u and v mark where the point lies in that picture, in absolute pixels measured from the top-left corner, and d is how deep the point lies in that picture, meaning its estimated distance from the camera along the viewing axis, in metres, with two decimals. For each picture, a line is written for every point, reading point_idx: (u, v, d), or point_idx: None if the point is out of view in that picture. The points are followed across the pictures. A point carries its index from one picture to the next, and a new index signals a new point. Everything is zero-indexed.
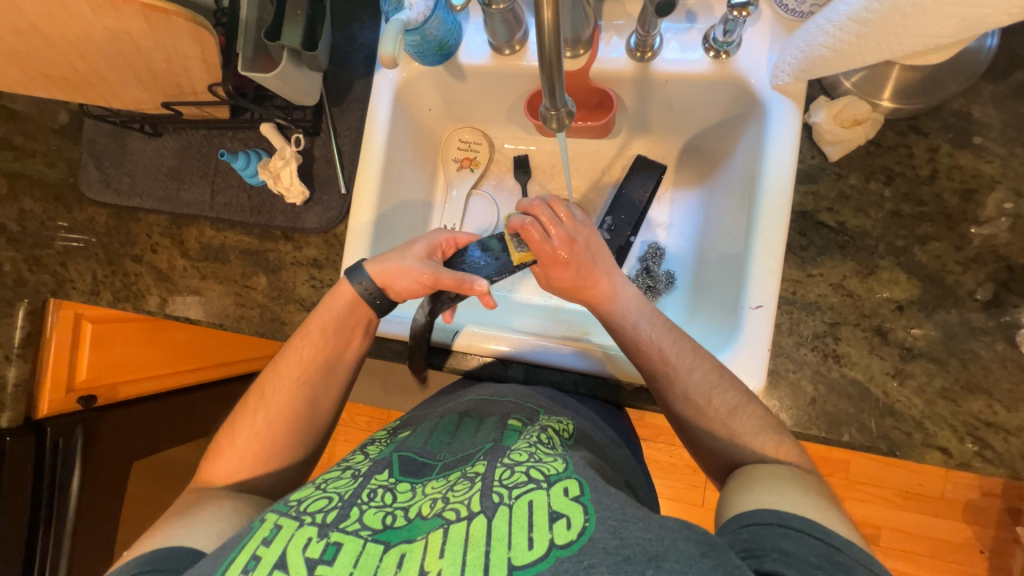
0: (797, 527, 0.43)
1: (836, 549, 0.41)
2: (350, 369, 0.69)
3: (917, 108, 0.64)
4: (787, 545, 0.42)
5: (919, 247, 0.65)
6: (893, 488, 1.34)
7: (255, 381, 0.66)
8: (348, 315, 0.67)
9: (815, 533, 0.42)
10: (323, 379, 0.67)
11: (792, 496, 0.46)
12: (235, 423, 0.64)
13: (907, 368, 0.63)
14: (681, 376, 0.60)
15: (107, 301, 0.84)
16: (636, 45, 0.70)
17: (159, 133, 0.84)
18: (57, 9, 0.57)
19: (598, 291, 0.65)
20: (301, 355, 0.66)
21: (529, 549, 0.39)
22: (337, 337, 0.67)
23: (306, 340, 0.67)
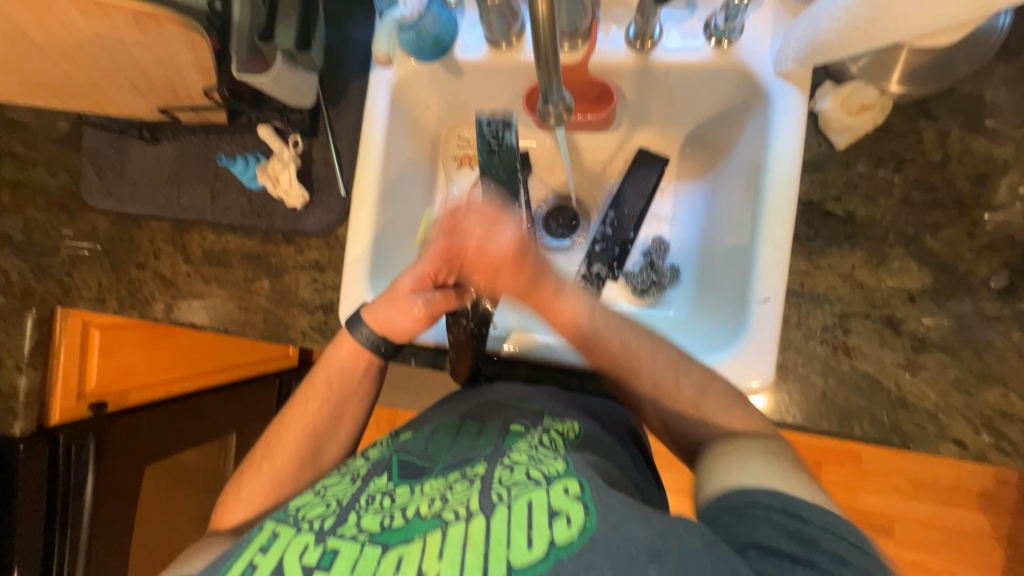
0: (763, 502, 0.44)
1: (802, 519, 0.42)
2: (359, 414, 0.70)
3: (927, 92, 0.62)
4: (757, 527, 0.42)
5: (931, 235, 0.63)
6: (905, 478, 1.33)
7: (265, 430, 0.67)
8: (356, 356, 0.68)
9: (779, 507, 0.43)
10: (329, 428, 0.68)
11: (760, 474, 0.47)
12: (243, 474, 0.65)
13: (920, 359, 0.62)
14: (647, 363, 0.60)
15: (113, 309, 0.85)
16: (634, 35, 0.69)
17: (158, 139, 0.84)
18: (48, 17, 0.57)
19: (546, 290, 0.62)
20: (308, 410, 0.67)
21: (528, 550, 0.39)
22: (348, 387, 0.68)
23: (314, 390, 0.68)
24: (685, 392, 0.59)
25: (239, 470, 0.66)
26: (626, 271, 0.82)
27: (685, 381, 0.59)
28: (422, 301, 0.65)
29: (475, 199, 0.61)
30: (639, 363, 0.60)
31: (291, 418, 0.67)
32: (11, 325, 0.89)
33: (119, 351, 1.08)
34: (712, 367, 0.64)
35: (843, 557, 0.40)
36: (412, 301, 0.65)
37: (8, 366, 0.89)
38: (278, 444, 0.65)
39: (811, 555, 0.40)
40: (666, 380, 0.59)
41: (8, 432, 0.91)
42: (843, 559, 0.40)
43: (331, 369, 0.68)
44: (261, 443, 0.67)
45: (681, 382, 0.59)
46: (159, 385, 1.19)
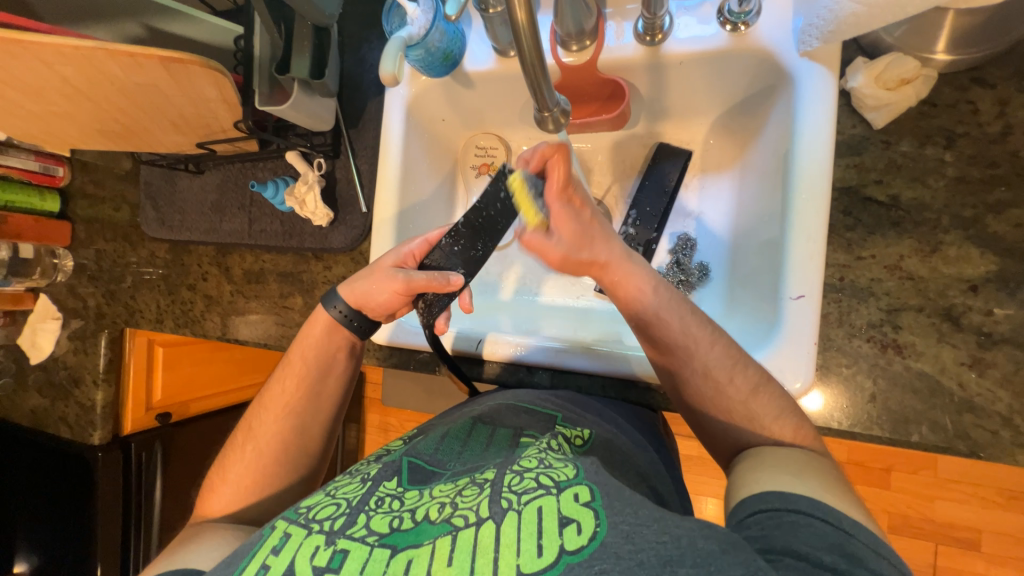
0: (805, 511, 0.41)
1: (847, 535, 0.40)
2: (338, 393, 0.71)
3: (979, 56, 0.56)
4: (796, 534, 0.40)
5: (994, 216, 0.56)
6: (992, 486, 1.18)
7: (245, 415, 0.69)
8: (329, 330, 0.69)
9: (824, 518, 0.41)
10: (305, 409, 0.68)
11: (810, 484, 0.44)
12: (228, 457, 0.66)
13: (987, 357, 0.55)
14: (702, 350, 0.57)
15: (170, 328, 0.93)
16: (643, 29, 0.66)
17: (202, 170, 0.90)
18: (94, 73, 0.63)
19: (612, 253, 0.60)
20: (282, 392, 0.68)
21: (538, 557, 0.38)
22: (320, 367, 0.69)
23: (291, 370, 0.69)
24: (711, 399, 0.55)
25: (225, 454, 0.68)
26: None
27: (715, 390, 0.55)
28: (402, 276, 0.64)
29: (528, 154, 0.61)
30: None
31: (271, 398, 0.69)
32: (88, 344, 0.99)
33: (179, 366, 1.17)
34: None
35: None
36: (390, 279, 0.65)
37: (88, 381, 1.00)
38: (261, 424, 0.67)
39: (853, 571, 0.37)
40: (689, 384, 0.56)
41: (90, 440, 1.02)
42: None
43: (304, 348, 0.70)
44: (240, 427, 0.69)
45: (714, 390, 0.55)
46: (213, 398, 1.31)
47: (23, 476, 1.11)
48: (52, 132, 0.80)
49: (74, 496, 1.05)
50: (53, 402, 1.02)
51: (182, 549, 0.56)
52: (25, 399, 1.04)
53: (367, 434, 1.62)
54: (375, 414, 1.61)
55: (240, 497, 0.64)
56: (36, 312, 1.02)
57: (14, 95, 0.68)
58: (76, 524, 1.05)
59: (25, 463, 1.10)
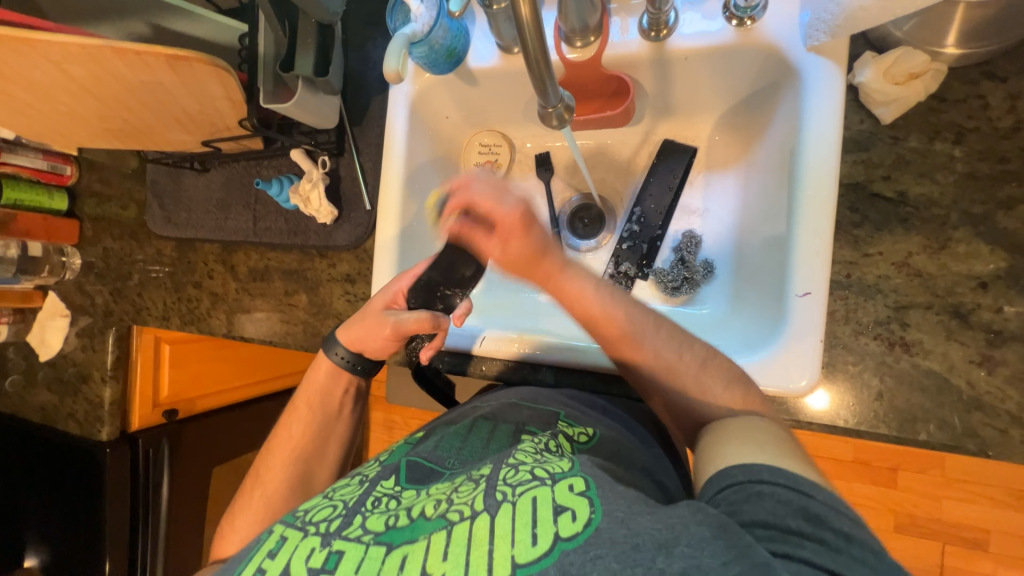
0: (770, 480, 0.41)
1: (809, 495, 0.40)
2: (345, 435, 0.73)
3: (989, 51, 0.55)
4: (762, 506, 0.40)
5: (1004, 212, 0.55)
6: (1000, 486, 1.17)
7: (251, 465, 0.70)
8: (333, 376, 0.72)
9: (788, 483, 0.41)
10: (312, 453, 0.70)
11: (774, 453, 0.43)
12: (236, 506, 0.66)
13: (997, 355, 0.54)
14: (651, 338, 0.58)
15: (177, 325, 0.94)
16: (648, 24, 0.66)
17: (207, 169, 0.91)
18: (100, 71, 0.63)
19: (554, 264, 0.61)
20: (288, 439, 0.70)
21: (532, 546, 0.38)
22: (325, 411, 0.72)
23: (296, 417, 0.71)
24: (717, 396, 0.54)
25: (234, 499, 0.68)
26: (656, 269, 0.78)
27: (715, 387, 0.55)
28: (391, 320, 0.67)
29: (475, 177, 0.62)
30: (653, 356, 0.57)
31: (280, 444, 0.70)
32: (96, 342, 1.00)
33: (185, 363, 1.19)
34: (750, 368, 0.60)
35: (849, 535, 0.37)
36: (380, 324, 0.68)
37: (96, 378, 1.01)
38: (267, 472, 0.68)
39: (820, 534, 0.37)
40: (698, 384, 0.55)
41: (98, 436, 1.03)
42: (851, 536, 0.37)
43: (308, 393, 0.72)
44: (246, 478, 0.69)
45: (717, 387, 0.54)
46: (220, 394, 1.32)
47: (33, 472, 1.12)
48: (60, 131, 0.81)
49: (83, 490, 1.07)
50: (61, 398, 1.03)
51: None
52: (34, 396, 1.06)
53: (372, 432, 1.63)
54: (379, 411, 1.62)
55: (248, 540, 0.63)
56: (45, 310, 1.03)
57: (22, 94, 0.68)
58: (85, 519, 1.07)
59: (35, 459, 1.11)
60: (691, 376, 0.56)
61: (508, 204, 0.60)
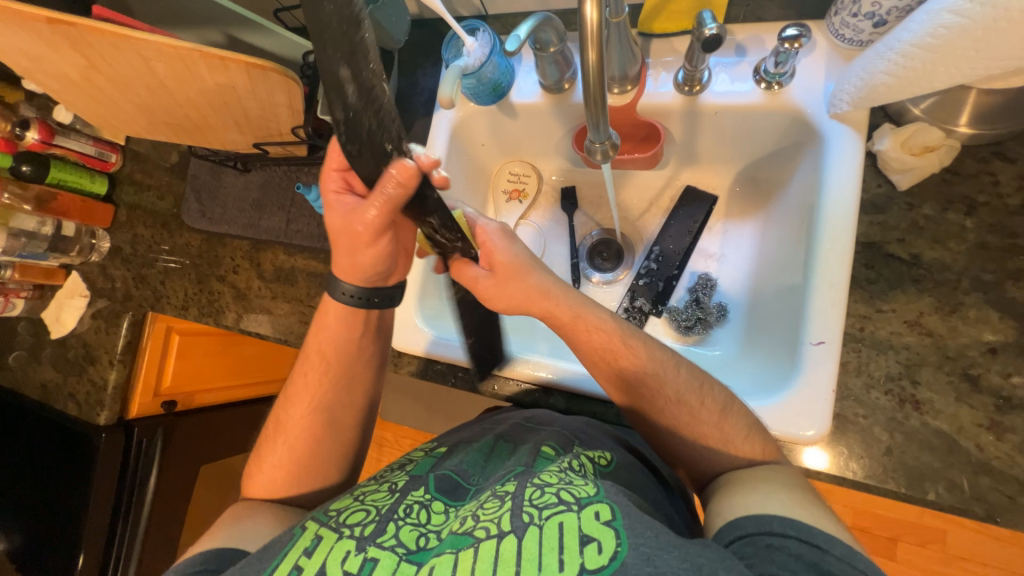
0: (780, 532, 0.44)
1: (821, 549, 0.43)
2: (366, 381, 0.72)
3: (1000, 134, 0.59)
4: (773, 556, 0.43)
5: (1012, 283, 0.58)
6: (1002, 569, 1.14)
7: (273, 411, 0.71)
8: (344, 315, 0.67)
9: (799, 537, 0.44)
10: (332, 402, 0.69)
11: (786, 505, 0.47)
12: (262, 449, 0.69)
13: (1006, 421, 0.55)
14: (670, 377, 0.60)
15: (194, 315, 0.95)
16: (683, 79, 0.71)
17: (248, 169, 0.95)
18: (181, 71, 0.68)
19: (540, 280, 0.65)
20: (304, 387, 0.69)
21: (559, 572, 0.39)
22: (339, 359, 0.69)
23: (310, 365, 0.69)
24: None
25: (259, 443, 0.71)
26: (670, 307, 0.81)
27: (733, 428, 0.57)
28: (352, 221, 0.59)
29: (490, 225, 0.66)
30: (662, 379, 0.60)
31: (299, 390, 0.69)
32: (111, 326, 1.01)
33: (192, 356, 1.18)
34: (763, 411, 0.61)
35: None
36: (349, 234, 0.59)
37: (104, 360, 1.01)
38: (289, 417, 0.69)
39: None
40: (720, 431, 0.57)
41: (94, 420, 1.02)
42: None
43: (323, 343, 0.69)
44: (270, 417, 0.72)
45: (714, 417, 0.57)
46: (220, 390, 1.32)
47: (22, 450, 1.11)
48: (122, 120, 0.86)
49: (71, 475, 1.05)
50: (66, 378, 1.03)
51: (226, 524, 0.60)
52: (39, 373, 1.05)
53: None
54: (373, 427, 1.60)
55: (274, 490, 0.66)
56: (64, 290, 1.05)
57: (103, 83, 0.74)
58: (68, 504, 1.05)
59: (26, 437, 1.10)
60: (713, 423, 0.57)
61: (514, 250, 0.66)
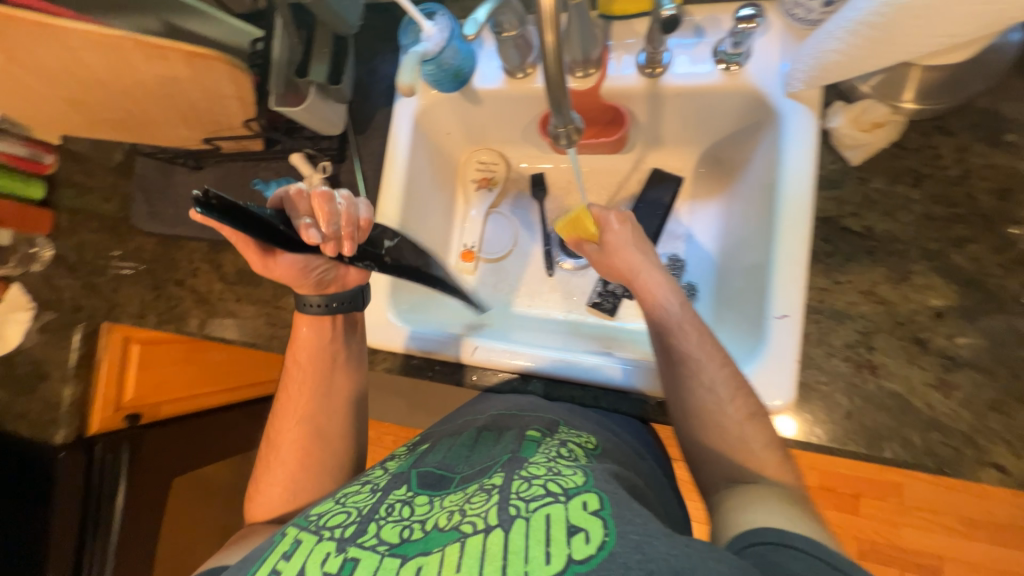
0: (805, 547, 0.40)
1: (847, 571, 0.39)
2: (349, 386, 0.72)
3: (941, 108, 0.62)
4: (793, 567, 0.39)
5: (955, 250, 0.61)
6: (953, 516, 1.24)
7: (266, 430, 0.71)
8: (314, 328, 0.70)
9: (824, 555, 0.40)
10: (320, 409, 0.70)
11: (805, 524, 0.44)
12: (261, 468, 0.69)
13: (952, 379, 0.59)
14: (710, 368, 0.59)
15: (152, 324, 0.90)
16: (645, 61, 0.71)
17: (200, 166, 0.89)
18: (115, 60, 0.63)
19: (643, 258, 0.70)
20: (292, 401, 0.70)
21: (546, 564, 0.38)
22: (320, 367, 0.70)
23: (295, 378, 0.71)
24: (722, 442, 0.56)
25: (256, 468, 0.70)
26: None
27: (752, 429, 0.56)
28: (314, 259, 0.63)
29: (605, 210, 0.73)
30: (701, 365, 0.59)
31: (286, 406, 0.70)
32: (62, 338, 0.95)
33: (156, 364, 1.12)
34: None
35: None
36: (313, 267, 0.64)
37: (57, 376, 0.96)
38: (282, 431, 0.69)
39: None
40: (739, 433, 0.55)
41: (52, 440, 0.96)
42: None
43: (301, 350, 0.70)
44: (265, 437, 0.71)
45: (740, 416, 0.56)
46: (187, 400, 1.26)
47: None
48: (56, 116, 0.80)
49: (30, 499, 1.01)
50: (14, 397, 0.96)
51: (235, 547, 0.60)
52: None
53: None
54: None
55: (276, 508, 0.66)
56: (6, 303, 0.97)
57: (27, 75, 0.68)
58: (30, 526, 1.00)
59: None
60: (734, 423, 0.56)
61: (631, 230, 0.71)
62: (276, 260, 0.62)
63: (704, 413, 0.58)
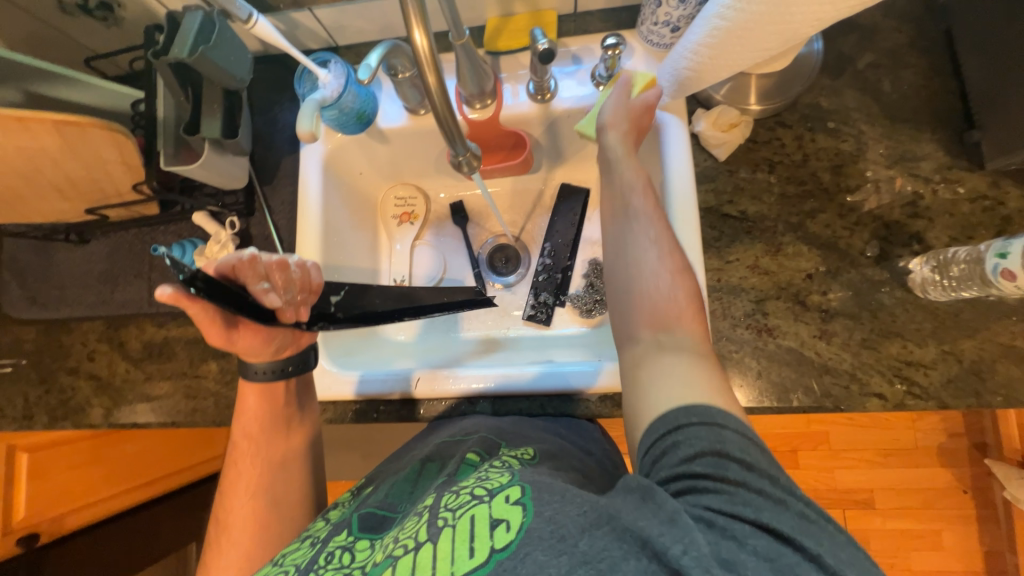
0: (682, 422, 0.44)
1: (717, 426, 0.42)
2: (303, 450, 0.68)
3: (777, 106, 0.74)
4: (677, 454, 0.42)
5: (811, 220, 0.73)
6: (872, 449, 1.40)
7: (213, 515, 0.65)
8: (264, 396, 0.65)
9: (698, 420, 0.43)
10: (272, 480, 0.65)
11: (686, 390, 0.46)
12: (209, 559, 0.62)
13: (830, 328, 0.69)
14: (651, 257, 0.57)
15: (43, 423, 0.79)
16: (535, 89, 0.78)
17: (86, 240, 0.82)
18: None
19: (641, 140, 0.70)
20: (239, 477, 0.65)
21: (469, 559, 0.41)
22: (270, 434, 0.66)
23: (242, 451, 0.66)
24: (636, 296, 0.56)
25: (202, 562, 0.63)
26: (571, 295, 0.87)
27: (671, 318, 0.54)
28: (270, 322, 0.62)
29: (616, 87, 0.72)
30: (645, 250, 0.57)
31: (235, 483, 0.65)
32: None
33: (54, 472, 1.01)
34: None
35: (753, 463, 0.40)
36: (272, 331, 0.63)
37: None
38: (232, 511, 0.63)
39: (727, 467, 0.40)
40: (652, 294, 0.55)
41: None
42: (753, 461, 0.41)
43: (246, 421, 0.65)
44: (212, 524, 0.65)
45: (671, 302, 0.54)
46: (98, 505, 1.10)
47: None
48: None
49: None
50: None
51: None
52: None
53: None
54: None
55: None
56: None
57: None
58: None
59: None
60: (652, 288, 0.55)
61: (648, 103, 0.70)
62: (240, 334, 0.61)
63: (635, 294, 0.56)
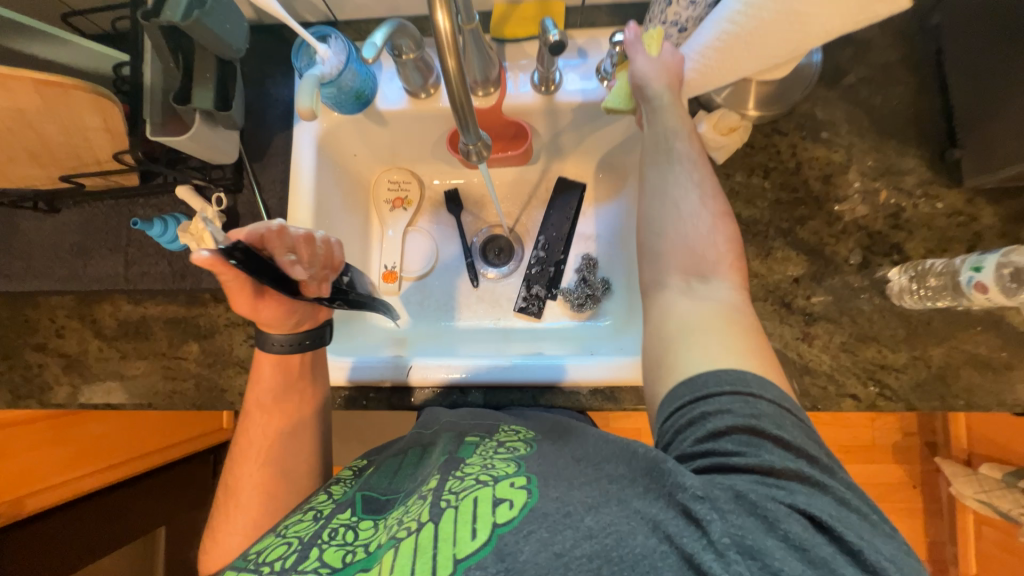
0: (714, 392, 0.44)
1: (750, 401, 0.43)
2: (318, 427, 0.66)
3: (775, 114, 0.76)
4: (707, 426, 0.44)
5: (800, 227, 0.75)
6: (834, 446, 1.48)
7: (222, 480, 0.64)
8: (280, 366, 0.63)
9: (731, 392, 0.44)
10: (283, 454, 0.64)
11: (719, 357, 0.47)
12: (217, 524, 0.62)
13: (813, 331, 0.72)
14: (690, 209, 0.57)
15: (5, 401, 0.75)
16: (539, 80, 0.77)
17: (56, 209, 0.76)
18: None
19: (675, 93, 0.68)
20: (251, 446, 0.63)
21: (472, 540, 0.42)
22: (286, 408, 0.64)
23: (256, 420, 0.64)
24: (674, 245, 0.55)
25: (210, 525, 0.63)
26: (563, 289, 0.88)
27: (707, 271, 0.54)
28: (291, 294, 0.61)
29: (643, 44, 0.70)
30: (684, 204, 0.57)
31: (247, 451, 0.64)
32: None
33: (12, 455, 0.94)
34: None
35: (788, 441, 0.42)
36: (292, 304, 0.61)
37: None
38: (241, 480, 0.62)
39: (758, 443, 0.41)
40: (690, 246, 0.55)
41: None
42: (784, 438, 0.42)
43: (262, 392, 0.64)
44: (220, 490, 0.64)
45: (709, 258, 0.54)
46: (59, 488, 1.05)
47: None
48: None
49: None
50: None
51: None
52: None
53: None
54: None
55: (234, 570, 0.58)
56: None
57: None
58: None
59: None
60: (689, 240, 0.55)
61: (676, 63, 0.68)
62: (265, 301, 0.60)
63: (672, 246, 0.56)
